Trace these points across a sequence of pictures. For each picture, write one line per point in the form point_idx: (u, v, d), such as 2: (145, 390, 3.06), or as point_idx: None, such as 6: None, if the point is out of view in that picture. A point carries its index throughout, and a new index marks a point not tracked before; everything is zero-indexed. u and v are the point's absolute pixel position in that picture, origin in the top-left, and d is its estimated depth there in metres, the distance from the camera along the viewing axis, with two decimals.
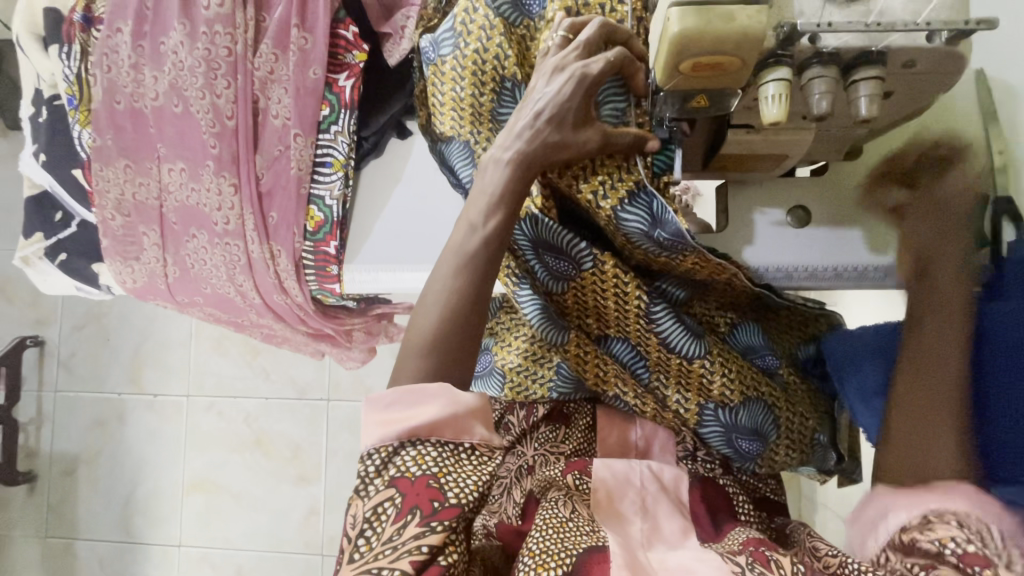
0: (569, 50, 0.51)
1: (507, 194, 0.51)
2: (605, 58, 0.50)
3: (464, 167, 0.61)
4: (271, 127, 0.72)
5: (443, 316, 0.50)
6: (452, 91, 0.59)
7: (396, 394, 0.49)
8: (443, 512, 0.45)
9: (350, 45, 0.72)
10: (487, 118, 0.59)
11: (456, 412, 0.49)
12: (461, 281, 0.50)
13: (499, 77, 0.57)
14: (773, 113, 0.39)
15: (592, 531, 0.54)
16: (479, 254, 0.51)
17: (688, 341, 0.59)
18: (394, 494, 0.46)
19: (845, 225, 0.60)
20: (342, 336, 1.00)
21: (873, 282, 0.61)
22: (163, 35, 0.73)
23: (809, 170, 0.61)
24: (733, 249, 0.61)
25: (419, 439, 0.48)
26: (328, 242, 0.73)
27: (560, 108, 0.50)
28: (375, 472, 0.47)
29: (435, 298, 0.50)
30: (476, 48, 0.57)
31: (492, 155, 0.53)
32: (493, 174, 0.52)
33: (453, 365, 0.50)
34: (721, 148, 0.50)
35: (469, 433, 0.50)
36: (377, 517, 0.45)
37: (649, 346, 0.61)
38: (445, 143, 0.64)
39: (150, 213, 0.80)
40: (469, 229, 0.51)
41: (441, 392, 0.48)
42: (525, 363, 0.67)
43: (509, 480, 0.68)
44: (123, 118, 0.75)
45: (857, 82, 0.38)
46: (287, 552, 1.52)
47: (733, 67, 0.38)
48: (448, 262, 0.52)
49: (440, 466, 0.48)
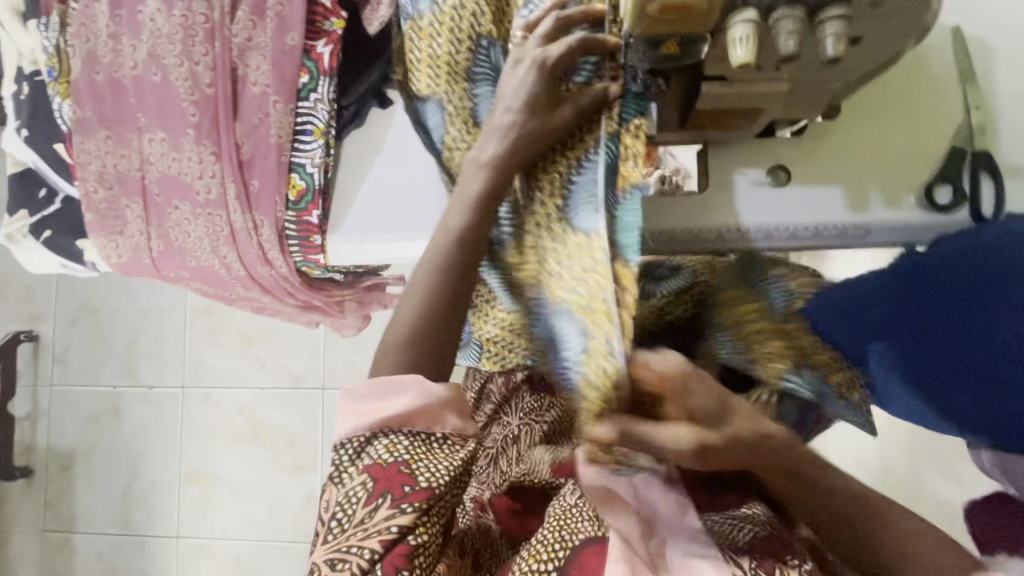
0: (532, 40, 0.53)
1: (484, 194, 0.55)
2: (564, 45, 0.51)
3: (438, 124, 0.62)
4: (249, 94, 0.72)
5: (422, 306, 0.55)
6: (430, 48, 0.60)
7: (371, 385, 0.53)
8: (414, 495, 0.49)
9: (328, 12, 0.71)
10: (462, 77, 0.60)
11: (427, 401, 0.52)
12: (441, 277, 0.55)
13: (475, 35, 0.58)
14: (741, 55, 0.39)
15: (592, 520, 0.54)
16: (454, 253, 0.56)
17: (574, 332, 0.47)
18: (367, 479, 0.49)
19: (825, 182, 0.59)
20: (334, 307, 1.00)
21: (855, 240, 0.59)
22: (140, 4, 0.73)
23: (790, 131, 0.59)
24: (728, 210, 0.59)
25: (392, 429, 0.52)
26: (310, 212, 0.74)
27: (529, 97, 0.53)
28: (349, 460, 0.51)
29: (415, 293, 0.55)
30: (454, 5, 0.58)
31: (472, 157, 0.57)
32: (474, 178, 0.56)
33: (430, 360, 0.54)
34: (695, 102, 0.48)
35: (442, 422, 0.53)
36: (350, 499, 0.49)
37: (576, 300, 0.48)
38: (421, 103, 0.63)
39: (133, 185, 0.80)
40: (446, 231, 0.57)
41: (413, 384, 0.52)
42: (503, 335, 0.64)
43: (494, 450, 0.71)
44: (103, 88, 0.75)
45: (823, 22, 0.39)
46: (284, 540, 1.52)
47: (700, 10, 0.38)
48: (427, 264, 0.56)
49: (412, 454, 0.51)
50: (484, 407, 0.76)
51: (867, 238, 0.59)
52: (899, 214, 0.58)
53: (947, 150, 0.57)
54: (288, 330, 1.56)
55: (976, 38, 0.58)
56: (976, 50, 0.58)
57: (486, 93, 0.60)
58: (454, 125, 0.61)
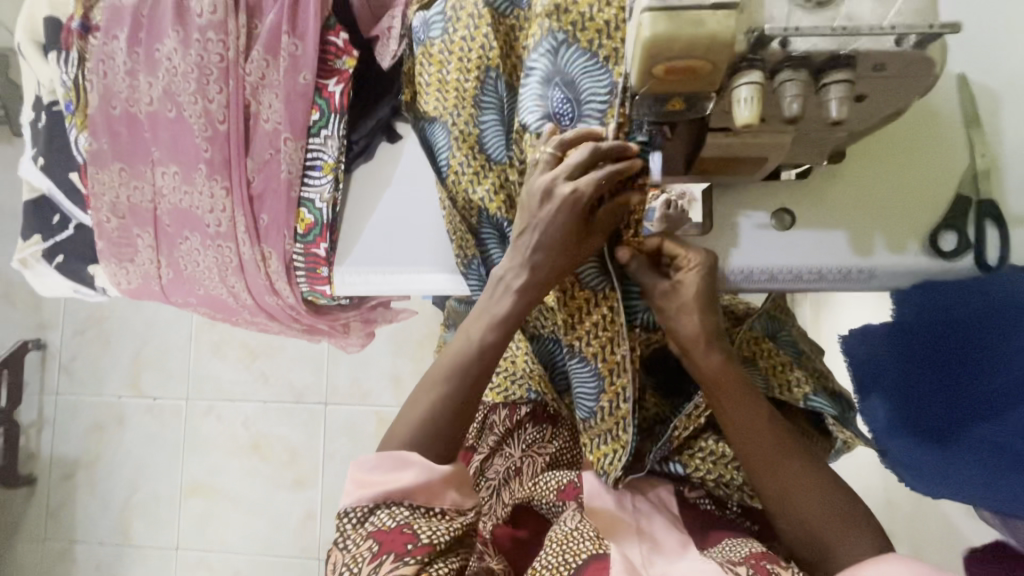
0: (560, 171, 0.53)
1: (507, 318, 0.56)
2: (593, 179, 0.52)
3: (443, 148, 0.63)
4: (262, 131, 0.74)
5: (431, 411, 0.57)
6: (439, 73, 0.63)
7: (378, 458, 0.56)
8: (415, 550, 0.51)
9: (340, 51, 0.73)
10: (469, 102, 0.61)
11: (430, 479, 0.55)
12: (451, 389, 0.57)
13: (484, 66, 0.61)
14: (745, 115, 0.40)
15: (595, 538, 0.57)
16: (474, 364, 0.57)
17: (589, 374, 0.59)
18: (372, 543, 0.52)
19: (828, 227, 0.59)
20: (340, 328, 1.01)
21: (860, 283, 0.60)
22: (158, 42, 0.74)
23: (794, 173, 0.59)
24: (718, 252, 0.61)
25: (393, 500, 0.54)
26: (318, 244, 0.75)
27: (555, 238, 0.54)
28: (353, 527, 0.54)
29: (426, 393, 0.57)
30: (463, 36, 0.61)
31: (502, 277, 0.57)
32: (502, 303, 0.56)
33: (437, 447, 0.56)
34: (702, 149, 0.50)
35: (440, 497, 0.55)
36: (356, 560, 0.52)
37: (589, 352, 0.59)
38: (428, 123, 0.66)
39: (144, 215, 0.81)
40: (469, 342, 0.57)
41: (418, 463, 0.55)
42: (506, 365, 0.72)
43: (497, 482, 0.73)
44: (119, 122, 0.77)
45: (827, 85, 0.39)
46: (283, 556, 1.52)
47: (705, 71, 0.39)
48: (444, 365, 0.58)
49: (412, 517, 0.54)
50: (488, 437, 0.76)
51: (872, 281, 0.59)
52: (904, 260, 0.58)
53: (951, 198, 0.58)
54: (293, 344, 1.57)
55: (983, 87, 0.58)
56: (981, 98, 0.57)
57: (491, 121, 0.61)
58: (459, 151, 0.62)
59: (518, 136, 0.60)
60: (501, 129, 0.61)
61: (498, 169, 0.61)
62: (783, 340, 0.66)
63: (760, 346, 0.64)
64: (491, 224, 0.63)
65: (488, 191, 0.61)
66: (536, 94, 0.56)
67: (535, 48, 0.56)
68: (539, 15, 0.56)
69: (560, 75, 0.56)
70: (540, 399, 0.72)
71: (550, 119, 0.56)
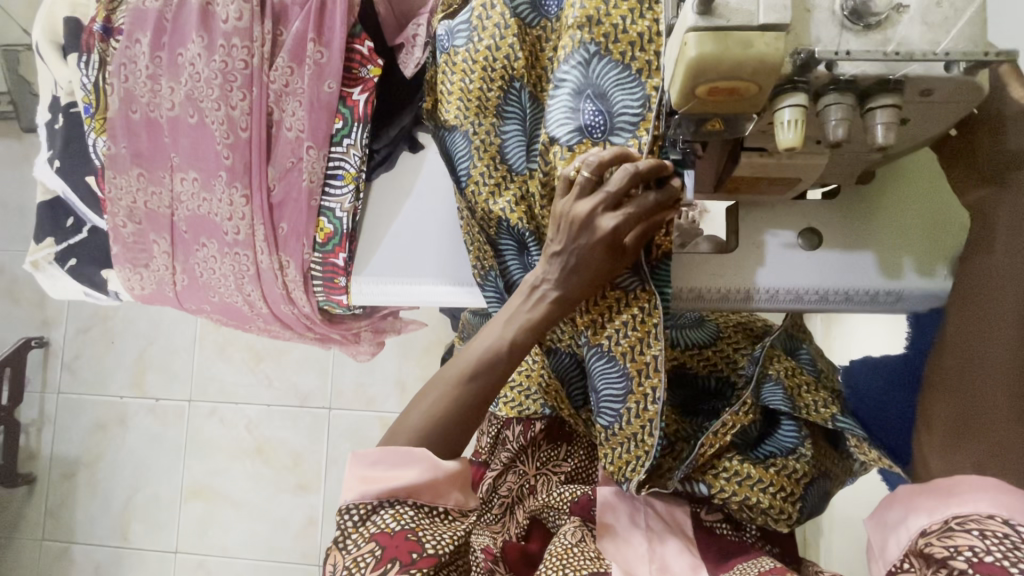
0: (595, 200, 0.51)
1: (535, 322, 0.55)
2: (620, 214, 0.51)
3: (464, 157, 0.62)
4: (284, 139, 0.73)
5: (446, 407, 0.55)
6: (461, 81, 0.62)
7: (382, 453, 0.54)
8: (421, 562, 0.50)
9: (364, 59, 0.73)
10: (491, 111, 0.61)
11: (435, 476, 0.54)
12: (476, 384, 0.55)
13: (508, 76, 0.60)
14: (789, 139, 0.38)
15: (596, 558, 0.57)
16: (500, 363, 0.55)
17: (616, 374, 0.57)
18: (374, 547, 0.51)
19: (858, 248, 0.58)
20: (352, 337, 1.00)
21: (887, 306, 0.58)
22: (182, 47, 0.74)
23: (820, 193, 0.60)
24: (744, 270, 0.59)
25: (398, 499, 0.53)
26: (337, 254, 0.74)
27: (584, 258, 0.53)
28: (354, 526, 0.52)
29: (446, 379, 0.56)
30: (488, 45, 0.60)
31: (532, 289, 0.56)
32: (531, 307, 0.55)
33: (448, 443, 0.55)
34: (733, 168, 0.49)
35: (444, 496, 0.55)
36: (357, 565, 0.50)
37: (618, 349, 0.57)
38: (447, 133, 0.64)
39: (161, 221, 0.80)
40: (498, 338, 0.56)
41: (424, 457, 0.54)
42: (522, 380, 0.71)
43: (510, 499, 0.72)
44: (139, 127, 0.76)
45: (873, 109, 0.38)
46: (284, 561, 1.50)
47: (749, 93, 0.38)
48: (469, 360, 0.56)
49: (417, 522, 0.53)
50: (500, 453, 0.75)
51: (898, 304, 0.58)
52: (934, 284, 0.56)
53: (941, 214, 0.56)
54: (299, 348, 1.57)
55: None
56: None
57: (514, 131, 0.61)
58: (481, 161, 0.60)
59: (543, 148, 0.58)
60: (523, 139, 0.60)
61: (520, 181, 0.60)
62: (804, 357, 0.64)
63: (789, 374, 0.61)
64: (511, 235, 0.60)
65: (509, 203, 0.59)
66: (566, 108, 0.56)
67: (566, 60, 0.57)
68: (571, 28, 0.57)
69: (591, 88, 0.56)
70: (556, 415, 0.71)
71: (583, 133, 0.56)
